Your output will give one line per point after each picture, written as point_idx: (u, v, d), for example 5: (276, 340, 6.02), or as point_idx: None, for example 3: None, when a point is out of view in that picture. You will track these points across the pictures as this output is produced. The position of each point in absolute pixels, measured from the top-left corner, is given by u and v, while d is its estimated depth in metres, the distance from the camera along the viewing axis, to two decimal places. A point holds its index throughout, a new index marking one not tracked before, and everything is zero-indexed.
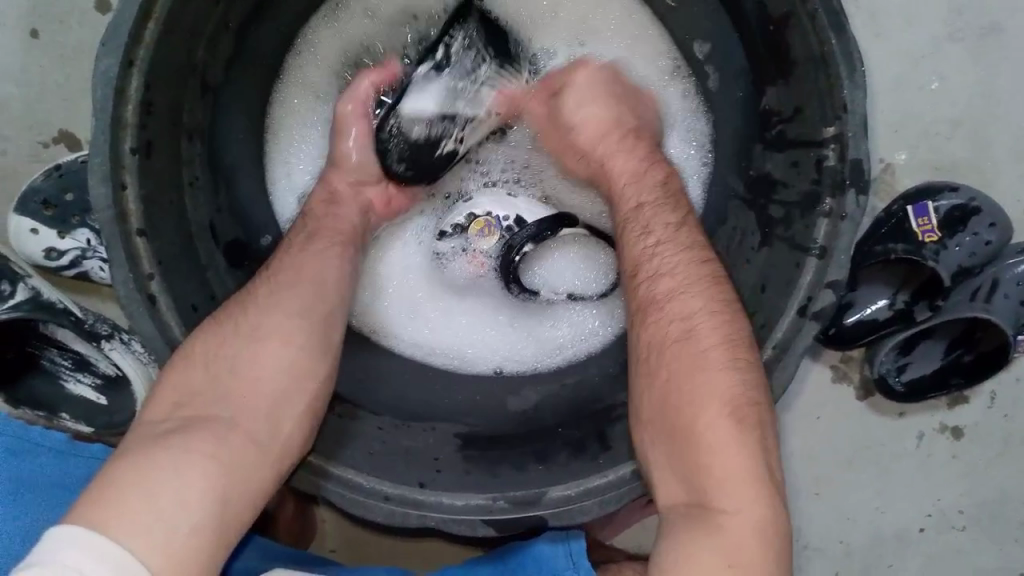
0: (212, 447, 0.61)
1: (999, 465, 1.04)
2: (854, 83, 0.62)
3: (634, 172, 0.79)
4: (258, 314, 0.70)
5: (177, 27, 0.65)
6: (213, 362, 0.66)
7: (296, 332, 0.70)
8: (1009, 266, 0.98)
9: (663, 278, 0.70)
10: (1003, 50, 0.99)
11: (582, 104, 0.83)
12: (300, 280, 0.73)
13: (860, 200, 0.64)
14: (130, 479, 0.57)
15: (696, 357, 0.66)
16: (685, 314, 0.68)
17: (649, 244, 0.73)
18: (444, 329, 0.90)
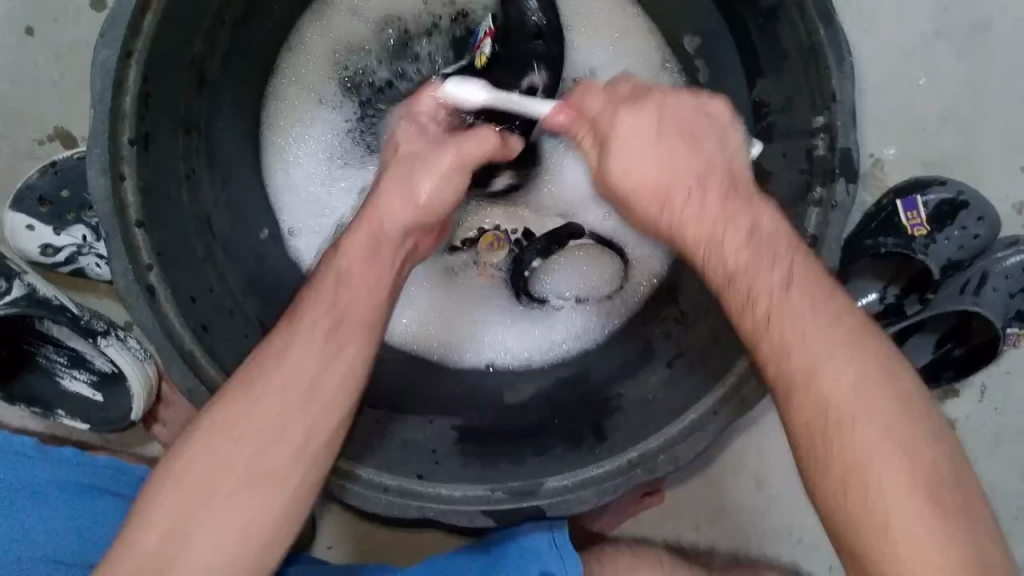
0: (244, 532, 0.60)
1: (990, 457, 1.05)
2: (843, 72, 0.63)
3: (693, 192, 0.66)
4: (282, 359, 0.64)
5: (175, 20, 0.66)
6: (239, 419, 0.62)
7: (327, 383, 0.65)
8: (997, 260, 1.00)
9: (727, 258, 0.64)
10: (990, 45, 1.00)
11: (634, 148, 0.67)
12: (334, 322, 0.66)
13: (849, 189, 0.64)
14: (144, 554, 0.59)
15: (827, 392, 0.58)
16: (795, 333, 0.60)
17: (723, 245, 0.64)
18: (451, 328, 0.92)
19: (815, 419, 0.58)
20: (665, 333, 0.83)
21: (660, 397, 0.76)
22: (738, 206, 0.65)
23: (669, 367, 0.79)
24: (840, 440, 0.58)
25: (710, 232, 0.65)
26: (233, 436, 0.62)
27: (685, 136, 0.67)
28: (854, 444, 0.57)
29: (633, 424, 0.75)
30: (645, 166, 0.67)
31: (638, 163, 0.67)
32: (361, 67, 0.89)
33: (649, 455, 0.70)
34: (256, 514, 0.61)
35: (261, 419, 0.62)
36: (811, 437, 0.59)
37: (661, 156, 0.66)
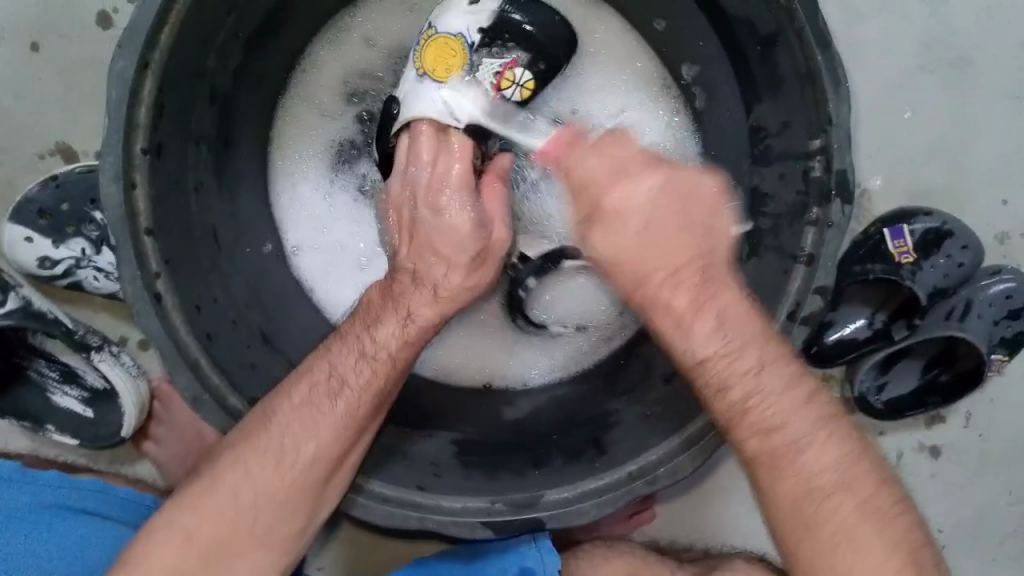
0: (276, 548, 0.71)
1: (974, 483, 1.07)
2: (839, 97, 0.65)
3: (666, 282, 0.69)
4: (324, 436, 0.70)
5: (191, 35, 0.67)
6: (284, 466, 0.70)
7: (345, 406, 0.71)
8: (980, 288, 1.02)
9: (679, 303, 0.69)
10: (972, 81, 1.04)
11: (616, 234, 0.69)
12: (369, 408, 0.72)
13: (845, 209, 0.66)
14: (164, 539, 0.69)
15: (785, 448, 0.67)
16: (760, 411, 0.67)
17: (692, 329, 0.68)
18: (480, 359, 0.91)
19: (769, 463, 0.67)
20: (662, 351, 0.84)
21: (658, 412, 0.77)
22: (711, 298, 0.68)
23: (667, 383, 0.80)
24: (791, 477, 0.67)
25: (683, 316, 0.68)
26: (277, 482, 0.70)
27: (674, 222, 0.68)
28: (804, 483, 0.66)
29: (631, 439, 0.76)
30: (627, 253, 0.69)
31: (616, 247, 0.69)
32: (370, 91, 0.89)
33: (650, 467, 0.71)
34: (284, 536, 0.71)
35: (303, 479, 0.70)
36: (772, 475, 0.67)
37: (641, 237, 0.68)
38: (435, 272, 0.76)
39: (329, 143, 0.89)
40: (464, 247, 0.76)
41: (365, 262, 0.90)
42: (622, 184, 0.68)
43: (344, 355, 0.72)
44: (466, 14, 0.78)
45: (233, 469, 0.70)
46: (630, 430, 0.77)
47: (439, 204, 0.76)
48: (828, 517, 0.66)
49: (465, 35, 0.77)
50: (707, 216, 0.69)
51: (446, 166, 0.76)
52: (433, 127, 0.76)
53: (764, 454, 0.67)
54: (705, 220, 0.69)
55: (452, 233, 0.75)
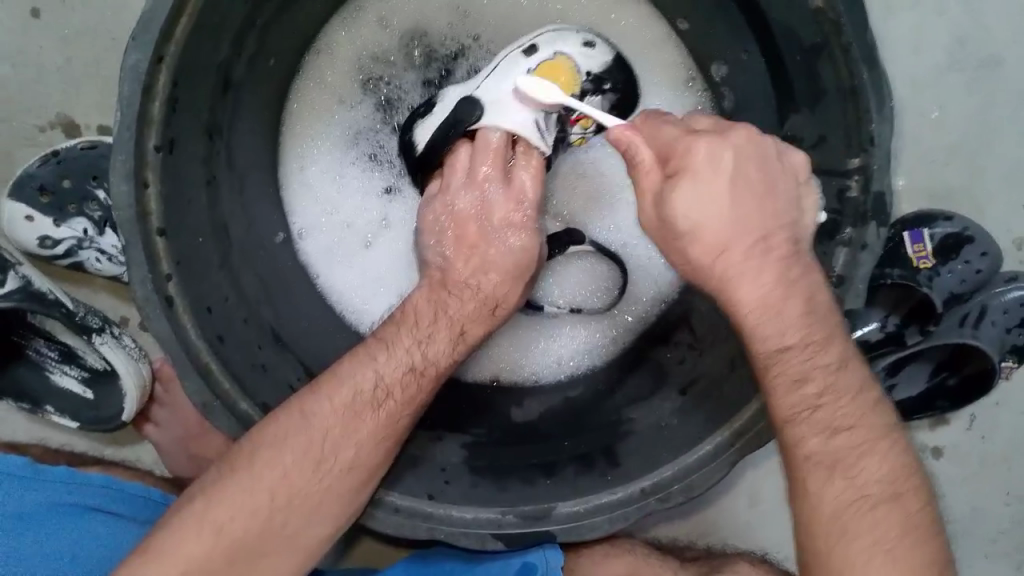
0: (303, 548, 0.71)
1: (973, 485, 1.06)
2: (882, 115, 0.63)
3: (751, 252, 0.66)
4: (371, 445, 0.71)
5: (207, 27, 0.64)
6: (324, 467, 0.70)
7: (387, 417, 0.72)
8: (995, 295, 1.00)
9: (749, 288, 0.66)
10: (1002, 81, 1.01)
11: (702, 200, 0.64)
12: (411, 418, 0.74)
13: (881, 231, 0.65)
14: (185, 526, 0.67)
15: (844, 454, 0.67)
16: (831, 409, 0.67)
17: (783, 311, 0.66)
18: (531, 356, 0.89)
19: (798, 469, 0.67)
20: (677, 357, 0.83)
21: (674, 424, 0.76)
22: (798, 278, 0.66)
23: (683, 394, 0.78)
24: (838, 486, 0.67)
25: (765, 304, 0.66)
26: (313, 483, 0.70)
27: (760, 185, 0.65)
28: (852, 493, 0.67)
29: (646, 451, 0.75)
30: (710, 221, 0.65)
31: (700, 213, 0.65)
32: (383, 77, 0.86)
33: (664, 483, 0.70)
34: (313, 538, 0.71)
35: (341, 486, 0.70)
36: (821, 480, 0.67)
37: (730, 199, 0.65)
38: (495, 287, 0.78)
39: (342, 128, 0.86)
40: (523, 264, 0.78)
41: (377, 246, 0.87)
42: (703, 140, 0.64)
43: (395, 364, 0.73)
44: (580, 53, 0.75)
45: (266, 468, 0.68)
46: (644, 442, 0.76)
47: (511, 221, 0.78)
48: (869, 526, 0.66)
49: (579, 67, 0.74)
50: (795, 187, 0.67)
51: (521, 187, 0.76)
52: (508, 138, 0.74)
53: (823, 455, 0.67)
54: (788, 195, 0.66)
55: (518, 253, 0.78)
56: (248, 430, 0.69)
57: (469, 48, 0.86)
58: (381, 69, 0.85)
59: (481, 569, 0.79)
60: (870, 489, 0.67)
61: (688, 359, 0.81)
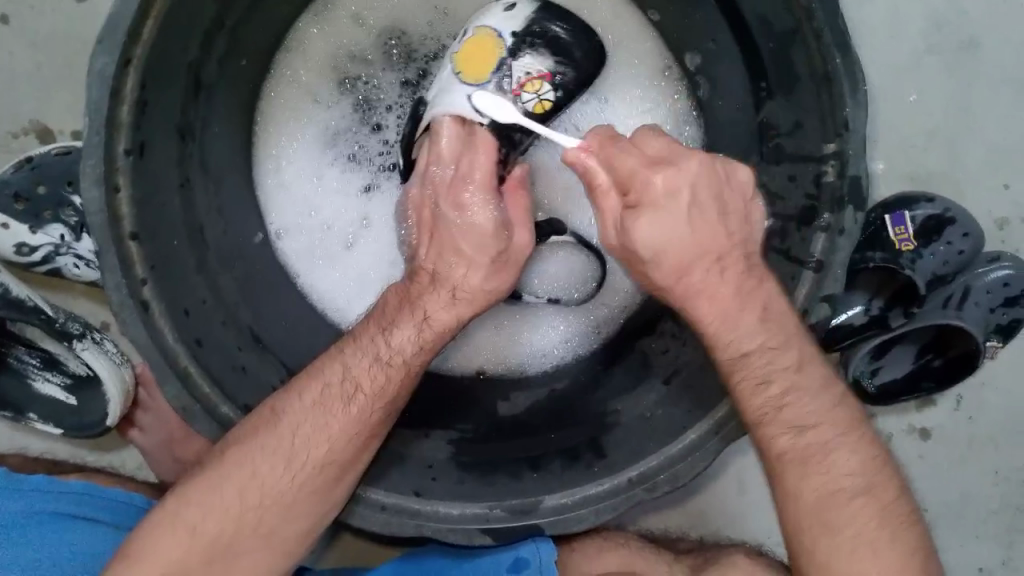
0: (282, 548, 0.71)
1: (962, 466, 1.06)
2: (857, 101, 0.62)
3: (710, 271, 0.67)
4: (341, 441, 0.70)
5: (175, 27, 0.63)
6: (296, 464, 0.69)
7: (359, 411, 0.70)
8: (978, 275, 1.00)
9: (703, 302, 0.68)
10: (979, 62, 1.01)
11: (665, 225, 0.65)
12: (383, 413, 0.71)
13: (858, 216, 0.64)
14: (162, 525, 0.69)
15: (816, 449, 0.68)
16: (797, 409, 0.68)
17: (740, 319, 0.68)
18: (510, 350, 0.89)
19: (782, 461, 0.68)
20: (663, 347, 0.82)
21: (660, 414, 0.76)
22: (757, 286, 0.68)
23: (667, 384, 0.78)
24: (815, 480, 0.68)
25: (727, 310, 0.68)
26: (285, 483, 0.69)
27: (715, 209, 0.66)
28: (829, 486, 0.68)
29: (632, 442, 0.75)
30: (673, 240, 0.65)
31: (659, 240, 0.65)
32: (361, 76, 0.85)
33: (650, 474, 0.70)
34: (292, 538, 0.71)
35: (313, 484, 0.69)
36: (798, 476, 0.69)
37: (687, 222, 0.65)
38: (455, 271, 0.73)
39: (318, 127, 0.85)
40: (486, 246, 0.73)
41: (355, 244, 0.86)
42: (659, 172, 0.64)
43: (364, 362, 0.71)
44: (502, 20, 0.74)
45: (238, 466, 0.69)
46: (630, 433, 0.76)
47: (463, 202, 0.73)
48: (848, 520, 0.68)
49: (500, 35, 0.73)
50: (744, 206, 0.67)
51: (470, 167, 0.73)
52: (457, 123, 0.73)
53: (795, 452, 0.68)
54: (743, 210, 0.68)
55: (481, 229, 0.73)
56: (229, 431, 0.69)
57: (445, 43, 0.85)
58: (357, 66, 0.85)
59: (474, 566, 0.80)
60: (845, 483, 0.68)
61: (671, 348, 0.81)
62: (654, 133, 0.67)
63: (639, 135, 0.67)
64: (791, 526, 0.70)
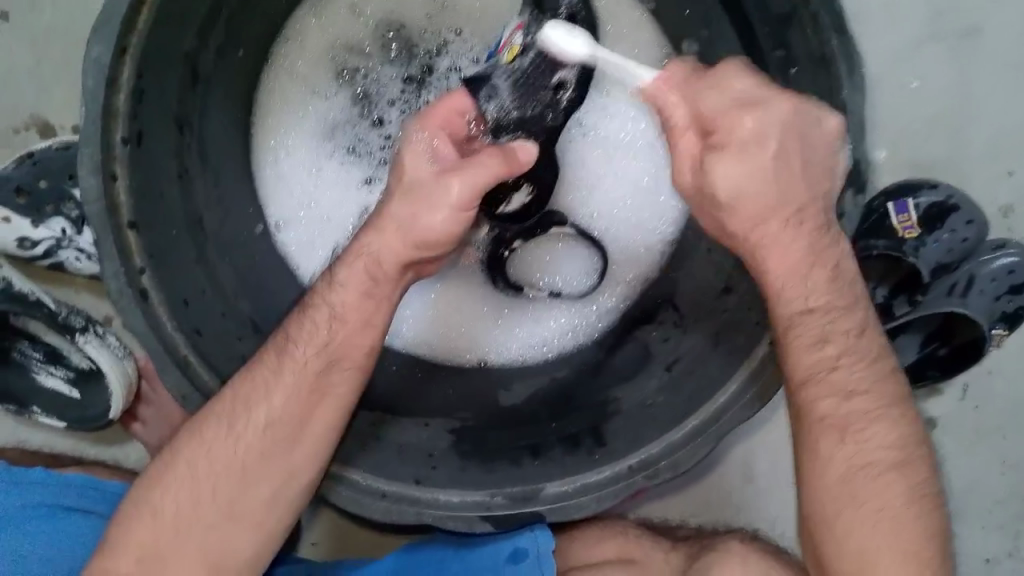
0: (252, 520, 0.70)
1: (968, 456, 1.05)
2: (854, 82, 0.63)
3: (785, 223, 0.65)
4: (281, 399, 0.68)
5: (171, 16, 0.63)
6: (264, 438, 0.68)
7: (320, 376, 0.69)
8: (983, 263, 0.99)
9: (772, 252, 0.65)
10: (983, 48, 1.00)
11: (746, 174, 0.62)
12: (323, 364, 0.68)
13: (858, 200, 0.64)
14: (143, 513, 0.69)
15: (857, 417, 0.68)
16: (846, 373, 0.68)
17: (810, 276, 0.66)
18: (472, 314, 0.89)
19: (830, 430, 0.68)
20: (662, 335, 0.82)
21: (660, 401, 0.76)
22: (827, 245, 0.66)
23: (668, 371, 0.78)
24: (849, 448, 0.68)
25: (799, 265, 0.66)
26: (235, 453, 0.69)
27: (798, 160, 0.62)
28: (861, 458, 0.68)
29: (631, 429, 0.75)
30: (749, 195, 0.63)
31: (739, 185, 0.62)
32: (359, 69, 0.85)
33: (650, 461, 0.70)
34: (260, 508, 0.70)
35: (264, 448, 0.69)
36: (833, 442, 0.68)
37: (768, 174, 0.62)
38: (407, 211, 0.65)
39: (317, 119, 0.85)
40: (434, 199, 0.64)
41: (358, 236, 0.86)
42: (743, 112, 0.61)
43: (300, 322, 0.69)
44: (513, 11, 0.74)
45: (210, 448, 0.69)
46: (631, 420, 0.76)
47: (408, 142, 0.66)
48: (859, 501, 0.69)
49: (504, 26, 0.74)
50: (825, 159, 0.64)
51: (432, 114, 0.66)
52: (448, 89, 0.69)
53: (835, 417, 0.68)
54: (822, 166, 0.64)
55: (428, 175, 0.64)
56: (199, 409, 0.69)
57: (444, 36, 0.85)
58: (356, 58, 0.85)
59: (475, 556, 0.80)
60: (876, 457, 0.68)
61: (672, 336, 0.80)
62: (737, 71, 0.62)
63: (720, 71, 0.63)
64: (815, 502, 0.69)
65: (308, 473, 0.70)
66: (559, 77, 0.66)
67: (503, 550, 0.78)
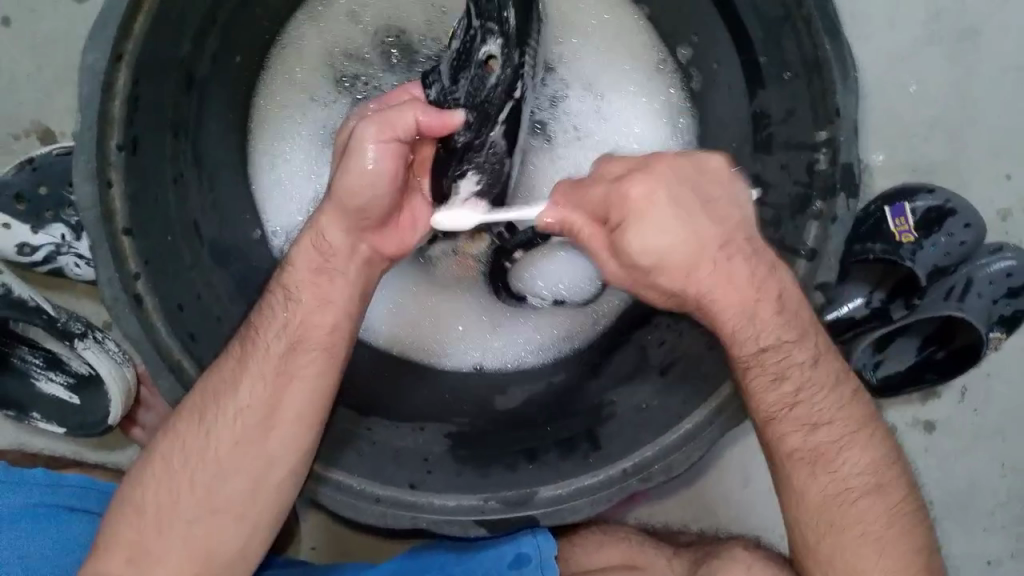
0: (234, 514, 0.69)
1: (968, 458, 1.05)
2: (847, 87, 0.63)
3: (719, 260, 0.66)
4: (251, 387, 0.69)
5: (166, 23, 0.64)
6: (245, 429, 0.69)
7: (292, 362, 0.69)
8: (980, 265, 0.98)
9: (715, 297, 0.67)
10: (979, 51, 1.00)
11: (656, 233, 0.64)
12: (285, 346, 0.69)
13: (850, 202, 0.65)
14: (129, 514, 0.69)
15: (824, 447, 0.69)
16: (808, 406, 0.69)
17: (763, 313, 0.67)
18: (447, 314, 0.90)
19: (807, 460, 0.70)
20: (658, 339, 0.82)
21: (656, 405, 0.76)
22: (767, 276, 0.66)
23: (663, 375, 0.78)
24: (822, 479, 0.70)
25: (747, 301, 0.67)
26: (213, 446, 0.69)
27: (698, 198, 0.65)
28: (835, 486, 0.69)
29: (627, 433, 0.75)
30: (676, 244, 0.64)
31: (663, 243, 0.64)
32: (359, 75, 0.85)
33: (644, 464, 0.70)
34: (242, 501, 0.69)
35: (240, 439, 0.69)
36: (807, 473, 0.70)
37: (676, 223, 0.64)
38: (378, 202, 0.67)
39: (315, 124, 0.85)
40: (378, 186, 0.66)
41: None
42: (627, 182, 0.64)
43: (268, 319, 0.70)
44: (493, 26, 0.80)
45: (194, 441, 0.69)
46: (626, 424, 0.76)
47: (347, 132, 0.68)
48: (857, 503, 0.69)
49: None
50: (726, 189, 0.67)
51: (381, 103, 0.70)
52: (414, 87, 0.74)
53: (804, 450, 0.69)
54: (728, 201, 0.67)
55: (371, 177, 0.65)
56: (182, 406, 0.69)
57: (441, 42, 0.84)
58: (356, 63, 0.85)
59: (475, 561, 0.79)
60: (854, 483, 0.69)
61: (668, 340, 0.81)
62: (612, 164, 0.67)
63: (601, 164, 0.68)
64: (796, 520, 0.71)
65: (286, 462, 0.69)
66: (481, 51, 0.67)
67: (507, 553, 0.78)
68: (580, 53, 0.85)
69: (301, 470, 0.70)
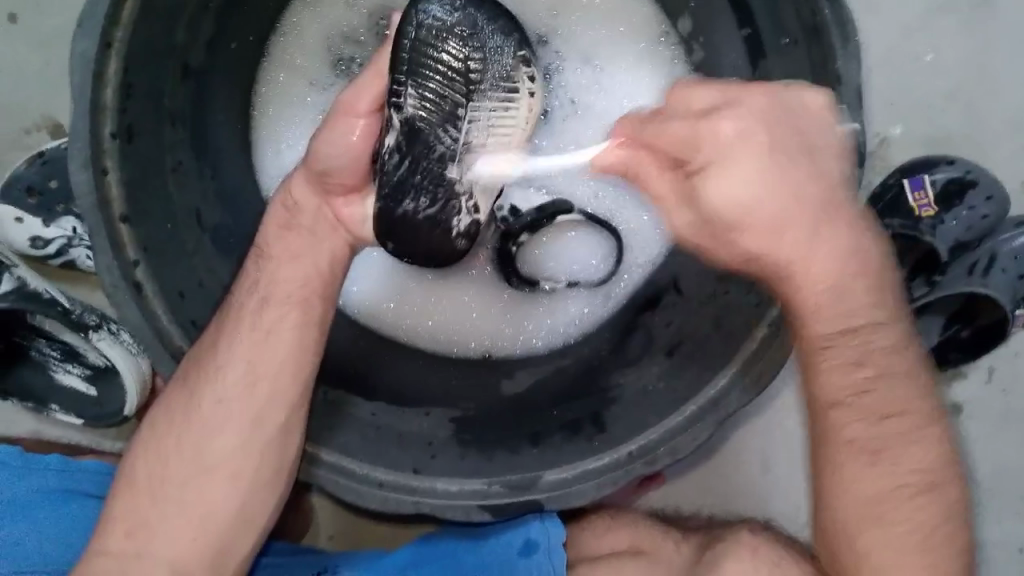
0: (227, 474, 0.69)
1: (999, 440, 0.99)
2: (847, 52, 0.61)
3: (812, 228, 0.63)
4: (226, 349, 0.69)
5: (157, 9, 0.64)
6: (233, 391, 0.69)
7: (271, 318, 0.70)
8: (1004, 240, 0.95)
9: (824, 252, 0.64)
10: (999, 17, 0.97)
11: (740, 185, 0.60)
12: (257, 302, 0.70)
13: (853, 172, 0.63)
14: (126, 488, 0.70)
15: (889, 439, 0.66)
16: (879, 395, 0.66)
17: (831, 284, 0.65)
18: (437, 299, 0.89)
19: (868, 442, 0.66)
20: (665, 320, 0.80)
21: (661, 387, 0.75)
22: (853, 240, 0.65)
23: (669, 356, 0.77)
24: (879, 466, 0.66)
25: (842, 274, 0.65)
26: (197, 410, 0.70)
27: (797, 142, 0.61)
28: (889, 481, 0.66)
29: (632, 416, 0.74)
30: (768, 201, 0.60)
31: (751, 192, 0.60)
32: (355, 58, 0.85)
33: (650, 446, 0.69)
34: (232, 462, 0.69)
35: (224, 399, 0.69)
36: (860, 459, 0.66)
37: (766, 174, 0.60)
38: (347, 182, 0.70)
39: (312, 108, 0.85)
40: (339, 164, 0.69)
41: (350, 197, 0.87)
42: (708, 119, 0.60)
43: (251, 293, 0.70)
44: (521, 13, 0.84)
45: (185, 410, 0.70)
46: (633, 406, 0.75)
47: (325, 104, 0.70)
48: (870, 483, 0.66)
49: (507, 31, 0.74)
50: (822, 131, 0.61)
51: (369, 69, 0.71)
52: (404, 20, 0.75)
53: (860, 437, 0.66)
54: (825, 144, 0.62)
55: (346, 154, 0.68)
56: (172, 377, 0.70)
57: None
58: (354, 47, 0.85)
59: (483, 547, 0.80)
60: (905, 476, 0.66)
61: (675, 320, 0.79)
62: (694, 94, 0.62)
63: (676, 96, 0.63)
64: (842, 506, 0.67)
65: (273, 414, 0.69)
66: (403, 112, 0.65)
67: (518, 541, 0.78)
68: (582, 28, 0.85)
69: (298, 426, 0.70)
